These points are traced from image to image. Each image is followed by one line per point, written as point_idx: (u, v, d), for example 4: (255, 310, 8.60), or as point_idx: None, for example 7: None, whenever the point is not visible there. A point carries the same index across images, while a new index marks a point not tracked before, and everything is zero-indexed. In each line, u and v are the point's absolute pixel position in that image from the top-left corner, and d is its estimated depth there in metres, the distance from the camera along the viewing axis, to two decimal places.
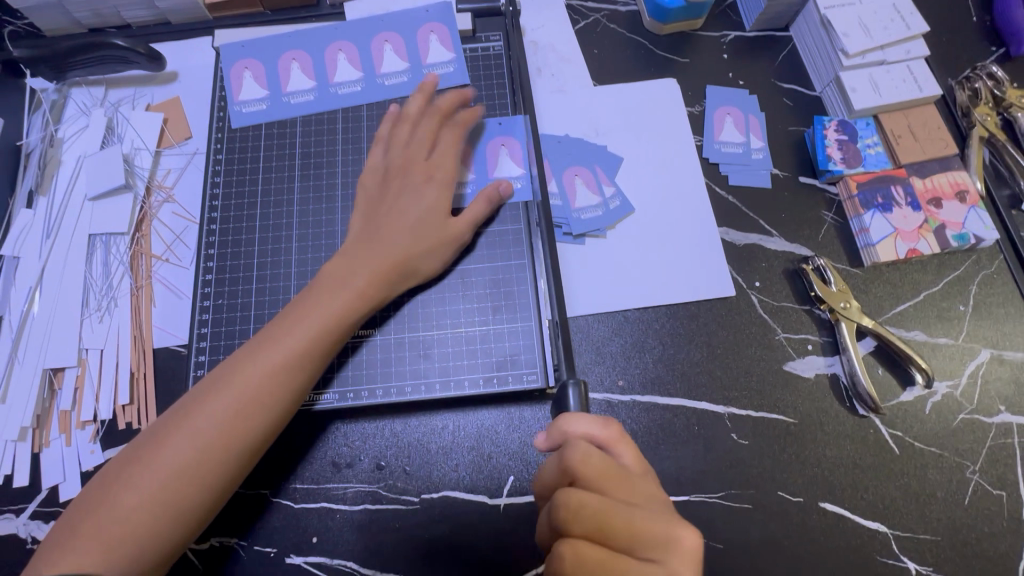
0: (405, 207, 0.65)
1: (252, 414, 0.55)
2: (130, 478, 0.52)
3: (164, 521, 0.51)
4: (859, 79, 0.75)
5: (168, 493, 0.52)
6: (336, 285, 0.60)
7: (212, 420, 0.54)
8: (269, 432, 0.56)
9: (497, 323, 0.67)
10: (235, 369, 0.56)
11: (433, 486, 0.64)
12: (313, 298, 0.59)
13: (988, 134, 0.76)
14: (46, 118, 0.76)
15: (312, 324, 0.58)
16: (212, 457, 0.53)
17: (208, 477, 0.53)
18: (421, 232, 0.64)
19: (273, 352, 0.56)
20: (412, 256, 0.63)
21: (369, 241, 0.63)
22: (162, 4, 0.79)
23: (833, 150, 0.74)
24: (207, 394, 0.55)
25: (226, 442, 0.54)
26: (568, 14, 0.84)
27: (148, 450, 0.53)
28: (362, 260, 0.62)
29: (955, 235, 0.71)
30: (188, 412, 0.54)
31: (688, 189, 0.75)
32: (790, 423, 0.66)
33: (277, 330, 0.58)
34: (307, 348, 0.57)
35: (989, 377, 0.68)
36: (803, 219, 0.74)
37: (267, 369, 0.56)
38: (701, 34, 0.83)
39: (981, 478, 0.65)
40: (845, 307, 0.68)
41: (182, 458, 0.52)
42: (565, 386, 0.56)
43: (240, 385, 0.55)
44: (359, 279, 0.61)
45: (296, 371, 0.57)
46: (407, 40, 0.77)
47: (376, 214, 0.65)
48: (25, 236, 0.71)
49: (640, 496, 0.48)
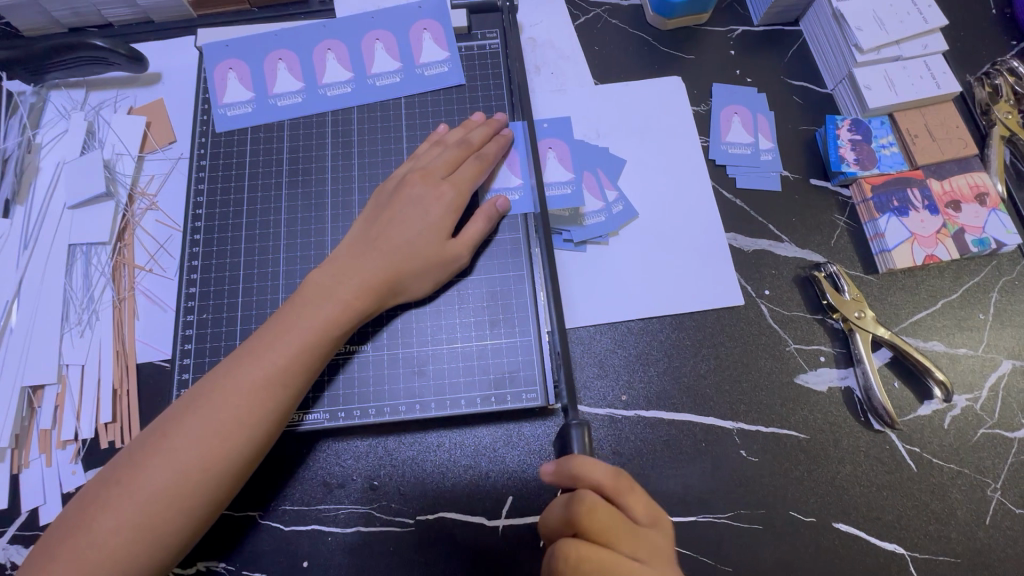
0: (405, 221, 0.62)
1: (235, 433, 0.52)
2: (107, 502, 0.49)
3: (142, 547, 0.49)
4: (874, 76, 0.71)
5: (147, 518, 0.49)
6: (323, 296, 0.57)
7: (193, 440, 0.51)
8: (251, 454, 0.53)
9: (494, 336, 0.64)
10: (216, 385, 0.53)
11: (428, 506, 0.61)
12: (298, 309, 0.57)
13: (1009, 134, 0.71)
14: (23, 123, 0.73)
15: (296, 338, 0.55)
16: (193, 479, 0.50)
17: (190, 500, 0.50)
18: (414, 248, 0.61)
19: (257, 367, 0.54)
20: (403, 273, 0.60)
21: (360, 252, 0.60)
22: (144, 2, 0.75)
23: (846, 151, 0.70)
24: (188, 412, 0.52)
25: (207, 463, 0.51)
26: (568, 8, 0.81)
27: (126, 472, 0.50)
28: (352, 271, 0.59)
29: (975, 240, 0.68)
30: (167, 432, 0.51)
31: (694, 193, 0.72)
32: (802, 438, 0.63)
33: (260, 344, 0.55)
34: (291, 363, 0.54)
35: (1010, 389, 0.65)
36: (813, 224, 0.71)
37: (250, 385, 0.53)
38: (707, 29, 0.80)
39: (1003, 497, 0.61)
40: (860, 316, 0.65)
41: (162, 481, 0.50)
42: (569, 428, 0.52)
43: (223, 402, 0.52)
44: (346, 290, 0.58)
45: (279, 387, 0.54)
46: (399, 38, 0.73)
47: (372, 225, 0.62)
48: (2, 247, 0.68)
49: (644, 549, 0.47)
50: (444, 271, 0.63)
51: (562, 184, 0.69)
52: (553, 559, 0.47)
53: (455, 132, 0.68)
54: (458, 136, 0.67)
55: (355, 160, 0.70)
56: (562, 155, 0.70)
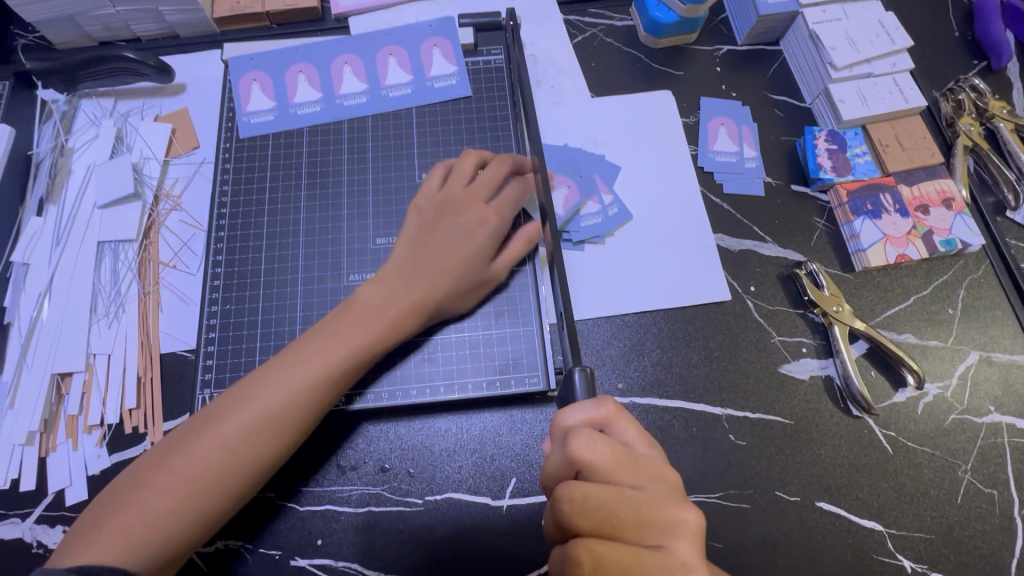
0: (453, 239, 0.65)
1: (276, 429, 0.55)
2: (155, 481, 0.53)
3: (184, 525, 0.52)
4: (847, 90, 0.78)
5: (192, 500, 0.52)
6: (371, 308, 0.61)
7: (241, 433, 0.54)
8: (290, 450, 0.57)
9: (499, 327, 0.69)
10: (265, 382, 0.56)
11: (436, 488, 0.65)
12: (348, 318, 0.60)
13: (972, 144, 0.78)
14: (56, 128, 0.78)
15: (347, 346, 0.59)
16: (237, 468, 0.54)
17: (231, 487, 0.54)
18: (458, 263, 0.65)
19: (307, 371, 0.57)
20: (450, 292, 0.64)
21: (409, 268, 0.63)
22: (172, 18, 0.81)
23: (823, 159, 0.76)
24: (237, 406, 0.55)
25: (251, 456, 0.54)
26: (567, 28, 0.87)
27: (172, 454, 0.54)
28: (402, 287, 0.62)
29: (942, 241, 0.73)
30: (216, 421, 0.55)
31: (684, 197, 0.77)
32: (787, 424, 0.68)
33: (310, 348, 0.58)
34: (338, 369, 0.58)
35: (978, 378, 0.70)
36: (795, 226, 0.76)
37: (298, 387, 0.56)
38: (694, 48, 0.86)
39: (973, 478, 0.66)
40: (837, 310, 0.70)
41: (205, 466, 0.53)
42: (573, 370, 0.53)
43: (273, 400, 0.55)
44: (395, 305, 0.61)
45: (325, 393, 0.58)
46: (411, 53, 0.79)
47: (420, 240, 0.65)
48: (35, 244, 0.72)
49: (645, 477, 0.47)
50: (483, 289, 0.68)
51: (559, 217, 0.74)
52: (557, 500, 0.47)
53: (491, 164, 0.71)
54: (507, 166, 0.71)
55: (369, 165, 0.75)
56: (569, 194, 0.76)
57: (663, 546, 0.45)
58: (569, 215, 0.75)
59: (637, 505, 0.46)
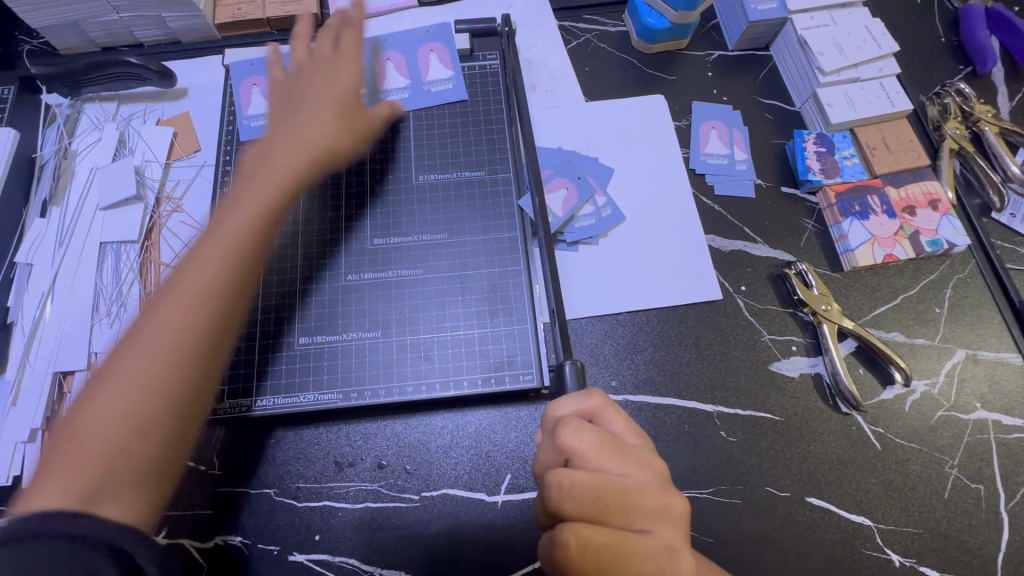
0: (316, 86, 0.66)
1: (208, 296, 0.50)
2: (90, 408, 0.46)
3: (141, 431, 0.46)
4: (835, 95, 0.79)
5: (143, 405, 0.46)
6: (263, 168, 0.59)
7: (171, 315, 0.49)
8: (235, 304, 0.52)
9: (494, 325, 0.70)
10: (181, 268, 0.52)
11: (432, 484, 0.66)
12: (246, 184, 0.58)
13: (958, 147, 0.80)
14: (59, 132, 0.79)
15: (254, 200, 0.56)
16: (184, 352, 0.48)
17: (183, 374, 0.48)
18: (329, 109, 0.65)
19: (218, 236, 0.53)
20: (335, 143, 0.64)
21: (279, 127, 0.62)
22: (175, 24, 0.82)
23: (812, 162, 0.78)
24: (157, 300, 0.50)
25: (193, 336, 0.49)
26: (561, 33, 0.89)
27: (104, 376, 0.47)
28: (289, 138, 0.61)
29: (929, 241, 0.74)
30: (139, 324, 0.49)
31: (676, 199, 0.79)
32: (777, 420, 0.69)
33: (217, 218, 0.55)
34: (254, 218, 0.55)
35: (964, 375, 0.71)
36: (784, 227, 0.78)
37: (221, 250, 0.52)
38: (687, 54, 0.88)
39: (960, 473, 0.67)
40: (826, 309, 0.72)
41: (144, 377, 0.47)
42: (563, 364, 0.55)
43: (193, 274, 0.51)
44: (290, 150, 0.60)
45: (252, 232, 0.54)
46: (409, 58, 0.81)
47: (286, 106, 0.65)
48: (38, 243, 0.74)
49: (633, 465, 0.49)
50: (368, 126, 0.69)
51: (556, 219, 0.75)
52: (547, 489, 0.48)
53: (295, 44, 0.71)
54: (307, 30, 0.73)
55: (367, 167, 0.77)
56: (569, 197, 0.77)
57: (649, 530, 0.48)
58: (567, 218, 0.76)
59: (627, 491, 0.47)
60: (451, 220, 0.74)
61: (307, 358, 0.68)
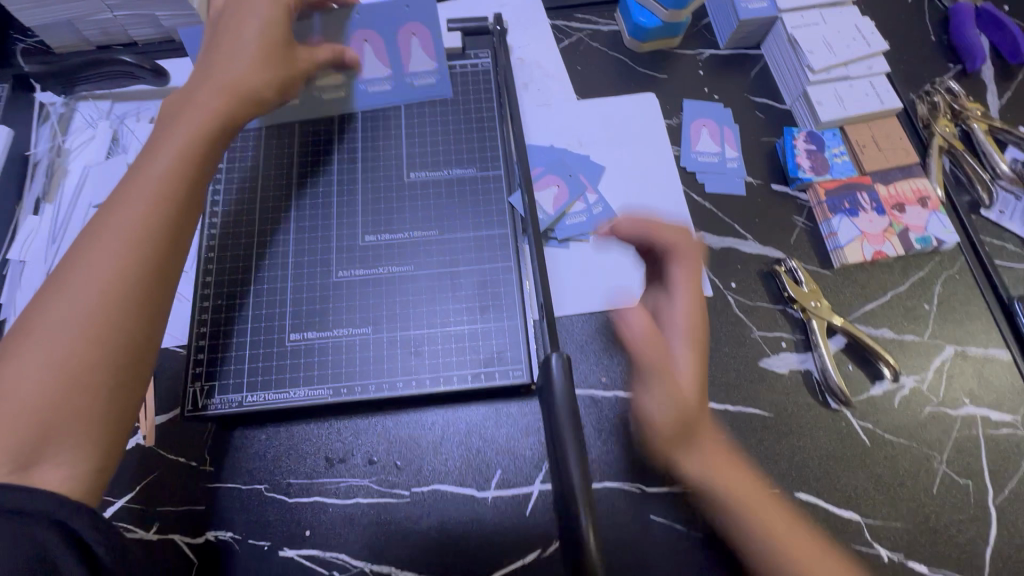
0: (238, 31, 0.64)
1: (133, 250, 0.52)
2: (13, 359, 0.47)
3: (72, 384, 0.47)
4: (825, 92, 0.80)
5: (70, 357, 0.48)
6: (183, 121, 0.60)
7: (93, 271, 0.50)
8: (161, 260, 0.53)
9: (484, 321, 0.70)
10: (99, 224, 0.53)
11: (422, 479, 0.66)
12: (163, 140, 0.58)
13: (947, 145, 0.80)
14: (54, 130, 0.79)
15: (173, 158, 0.57)
16: (107, 305, 0.50)
17: (110, 327, 0.50)
18: (252, 53, 0.64)
19: (139, 193, 0.54)
20: (260, 89, 0.64)
21: (200, 82, 0.62)
22: (168, 23, 0.83)
23: (802, 159, 0.78)
24: (78, 255, 0.51)
25: (112, 289, 0.50)
26: (554, 33, 0.89)
27: (25, 329, 0.49)
28: (206, 91, 0.61)
29: (918, 238, 0.75)
30: (62, 279, 0.50)
31: (667, 196, 0.79)
32: (767, 416, 0.69)
33: (136, 173, 0.56)
34: (173, 174, 0.56)
35: (953, 371, 0.72)
36: (775, 224, 0.78)
37: (140, 206, 0.54)
38: (679, 53, 0.88)
39: (948, 468, 0.67)
40: (816, 305, 0.73)
41: (70, 327, 0.49)
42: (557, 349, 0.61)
43: (111, 229, 0.52)
44: (207, 104, 0.61)
45: (174, 189, 0.56)
46: (387, 42, 0.76)
47: (209, 59, 0.64)
48: (31, 241, 0.74)
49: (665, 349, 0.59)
50: (300, 69, 0.68)
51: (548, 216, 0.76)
52: None
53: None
54: None
55: (358, 164, 0.77)
56: (560, 193, 0.77)
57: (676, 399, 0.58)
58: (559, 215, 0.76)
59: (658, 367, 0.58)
60: (441, 217, 0.75)
61: (298, 354, 0.69)
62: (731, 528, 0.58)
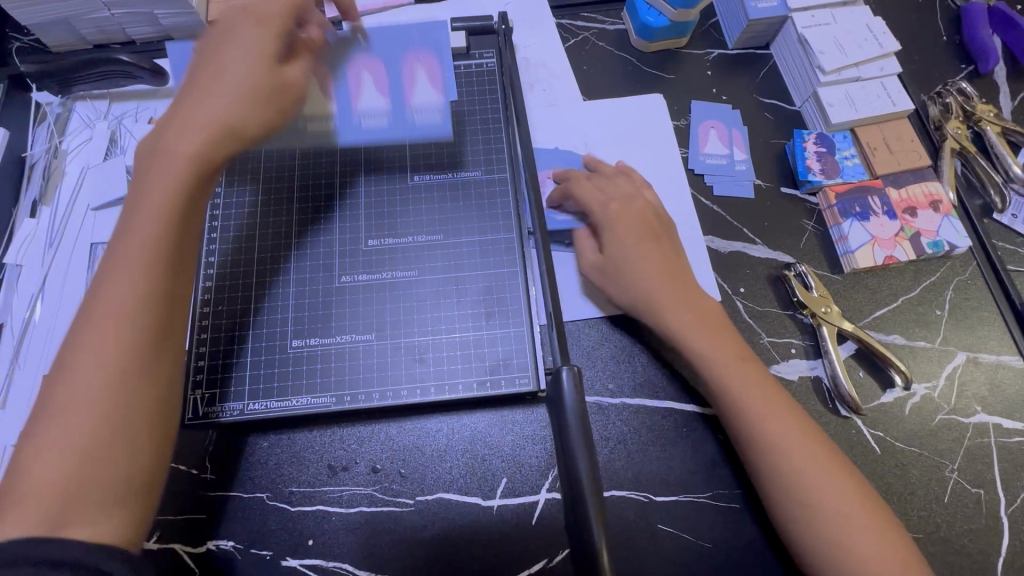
0: (219, 61, 0.55)
1: (136, 327, 0.47)
2: (29, 452, 0.44)
3: (91, 473, 0.44)
4: (836, 94, 0.79)
5: (83, 448, 0.44)
6: (155, 163, 0.52)
7: (95, 355, 0.46)
8: (153, 335, 0.48)
9: (489, 327, 0.69)
10: (98, 298, 0.48)
11: (427, 488, 0.65)
12: (144, 191, 0.51)
13: (959, 147, 0.79)
14: (50, 131, 0.78)
15: (155, 218, 0.50)
16: (114, 390, 0.46)
17: (119, 412, 0.46)
18: (238, 85, 0.55)
19: (130, 261, 0.49)
20: (245, 121, 0.55)
21: (179, 115, 0.54)
22: (167, 22, 0.81)
23: (812, 162, 0.77)
24: (79, 334, 0.47)
25: (117, 371, 0.46)
26: (559, 32, 0.88)
27: (38, 418, 0.45)
28: (179, 127, 0.53)
29: (930, 243, 0.74)
30: (66, 361, 0.47)
31: (675, 199, 0.78)
32: None
33: (121, 236, 0.50)
34: (156, 239, 0.50)
35: (965, 378, 0.71)
36: (785, 228, 0.77)
37: (133, 277, 0.48)
38: (686, 52, 0.87)
39: (960, 477, 0.67)
40: (826, 311, 0.71)
41: (81, 415, 0.45)
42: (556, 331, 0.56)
43: (108, 305, 0.47)
44: (182, 147, 0.52)
45: (159, 261, 0.49)
46: (391, 72, 0.74)
47: (187, 88, 0.55)
48: (28, 245, 0.73)
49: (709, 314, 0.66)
50: (291, 90, 0.58)
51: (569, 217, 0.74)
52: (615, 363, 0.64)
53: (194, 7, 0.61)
54: None
55: (361, 166, 0.76)
56: None
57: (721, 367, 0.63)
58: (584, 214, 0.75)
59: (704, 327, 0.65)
60: (446, 221, 0.74)
61: (301, 361, 0.67)
62: (768, 472, 0.59)
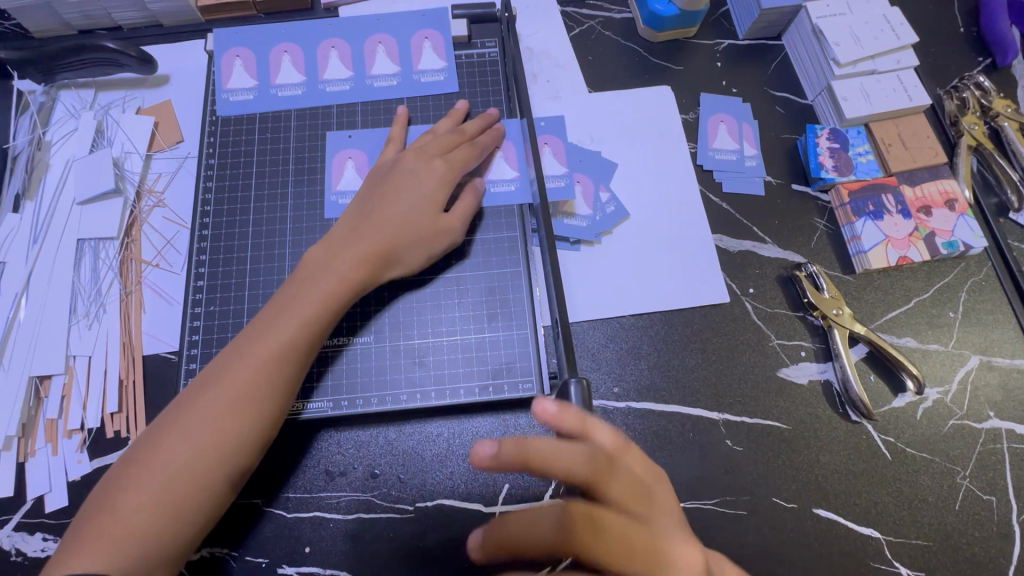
0: (399, 193, 0.64)
1: (251, 408, 0.53)
2: (129, 482, 0.50)
3: (166, 519, 0.49)
4: (850, 88, 0.76)
5: (170, 496, 0.50)
6: (318, 269, 0.59)
7: (205, 420, 0.52)
8: (266, 427, 0.54)
9: (492, 330, 0.67)
10: (223, 369, 0.54)
11: (427, 494, 0.64)
12: (298, 288, 0.58)
13: (976, 143, 0.77)
14: (33, 121, 0.75)
15: (296, 319, 0.56)
16: (208, 456, 0.51)
17: (209, 478, 0.51)
18: (407, 220, 0.63)
19: (261, 345, 0.55)
20: (400, 246, 0.62)
21: (354, 228, 0.62)
22: (154, 7, 0.78)
23: (825, 158, 0.74)
24: (201, 392, 0.53)
25: (220, 442, 0.51)
26: (564, 20, 0.85)
27: (146, 450, 0.51)
28: (346, 246, 0.60)
29: (944, 243, 0.72)
30: (181, 410, 0.52)
31: (683, 196, 0.76)
32: (784, 429, 0.66)
33: (265, 321, 0.56)
34: (292, 340, 0.55)
35: (978, 382, 0.69)
36: (795, 226, 0.75)
37: (260, 361, 0.54)
38: (695, 42, 0.84)
39: (971, 484, 0.65)
40: (837, 313, 0.69)
41: (178, 465, 0.50)
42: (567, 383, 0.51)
43: (233, 379, 0.53)
44: (342, 265, 0.59)
45: (285, 362, 0.55)
46: (400, 43, 0.77)
47: (366, 203, 0.64)
48: (12, 240, 0.70)
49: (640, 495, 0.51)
50: (444, 236, 0.65)
51: (580, 217, 0.73)
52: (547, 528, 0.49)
53: (442, 122, 0.71)
54: (446, 126, 0.70)
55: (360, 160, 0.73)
56: (587, 190, 0.74)
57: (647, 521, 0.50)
58: (593, 213, 0.73)
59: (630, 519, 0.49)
60: None
61: None
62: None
